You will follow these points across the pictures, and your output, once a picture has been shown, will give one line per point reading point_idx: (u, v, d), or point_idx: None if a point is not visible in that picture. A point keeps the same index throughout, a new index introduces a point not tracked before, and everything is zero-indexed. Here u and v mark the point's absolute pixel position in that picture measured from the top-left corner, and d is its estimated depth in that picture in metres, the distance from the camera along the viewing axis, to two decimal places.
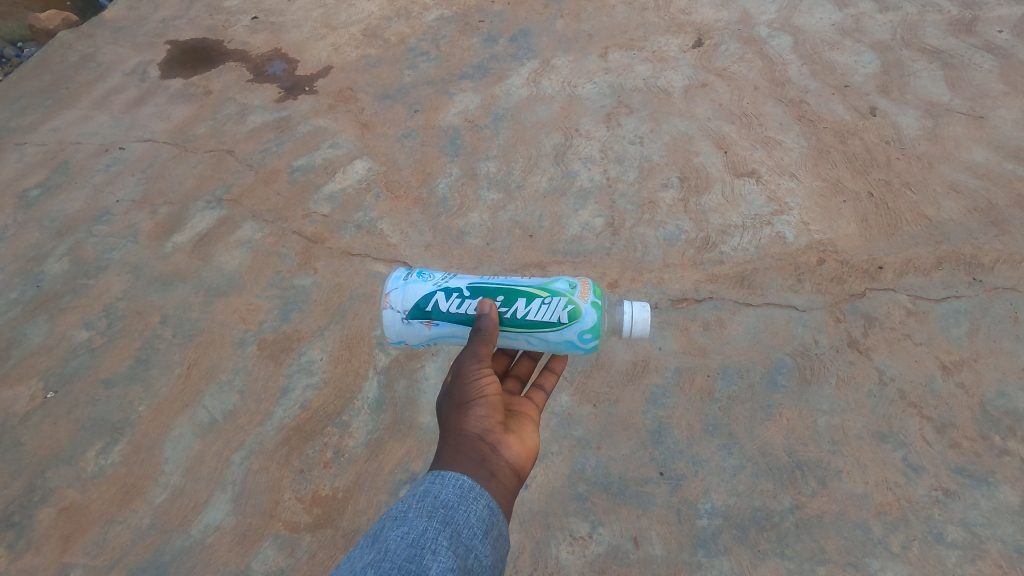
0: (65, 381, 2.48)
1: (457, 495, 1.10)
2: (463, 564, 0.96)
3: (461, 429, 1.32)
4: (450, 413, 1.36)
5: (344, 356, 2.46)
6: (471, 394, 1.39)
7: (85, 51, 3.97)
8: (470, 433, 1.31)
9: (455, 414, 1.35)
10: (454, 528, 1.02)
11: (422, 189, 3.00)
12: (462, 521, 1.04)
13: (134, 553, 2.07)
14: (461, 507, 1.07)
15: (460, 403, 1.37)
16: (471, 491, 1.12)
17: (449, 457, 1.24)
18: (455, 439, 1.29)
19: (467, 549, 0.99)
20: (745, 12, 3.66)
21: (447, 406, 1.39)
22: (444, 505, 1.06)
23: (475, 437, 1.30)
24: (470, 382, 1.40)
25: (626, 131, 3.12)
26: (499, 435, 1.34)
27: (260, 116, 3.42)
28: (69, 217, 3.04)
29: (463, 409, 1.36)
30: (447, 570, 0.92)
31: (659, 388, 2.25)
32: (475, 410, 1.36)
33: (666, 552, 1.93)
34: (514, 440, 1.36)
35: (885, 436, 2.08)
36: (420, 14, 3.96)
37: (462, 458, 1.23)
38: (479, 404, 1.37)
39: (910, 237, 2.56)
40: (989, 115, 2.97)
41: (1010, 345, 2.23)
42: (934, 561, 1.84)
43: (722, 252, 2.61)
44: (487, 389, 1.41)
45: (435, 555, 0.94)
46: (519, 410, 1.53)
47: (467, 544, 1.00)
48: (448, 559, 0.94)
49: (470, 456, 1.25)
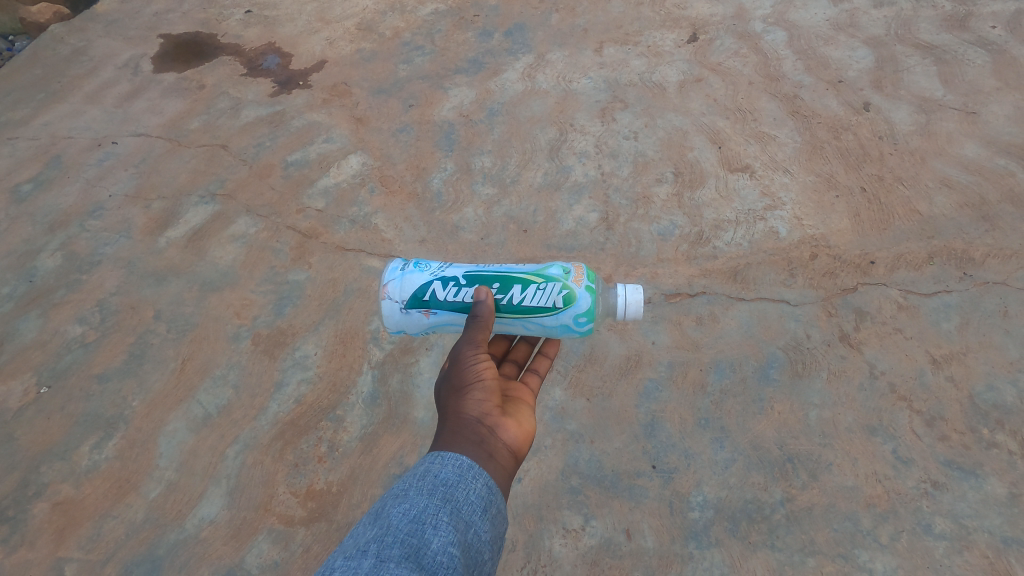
0: (58, 376, 2.48)
1: (457, 473, 1.11)
2: (463, 539, 0.99)
3: (459, 412, 1.32)
4: (448, 397, 1.37)
5: (339, 350, 2.46)
6: (469, 378, 1.39)
7: (77, 45, 3.94)
8: (468, 416, 1.31)
9: (453, 398, 1.36)
10: (454, 504, 1.04)
11: (416, 185, 3.00)
12: (462, 498, 1.06)
13: (128, 547, 2.08)
14: (461, 485, 1.09)
15: (459, 388, 1.37)
16: (471, 471, 1.14)
17: (449, 439, 1.24)
18: (454, 422, 1.29)
19: (466, 525, 1.02)
20: (740, 7, 3.66)
21: (445, 391, 1.39)
22: (444, 483, 1.08)
23: (474, 420, 1.30)
24: (467, 367, 1.41)
25: (620, 126, 3.12)
26: (497, 418, 1.34)
27: (254, 110, 3.41)
28: (61, 212, 3.03)
29: (461, 394, 1.36)
30: (448, 544, 0.95)
31: (652, 383, 2.27)
32: (473, 394, 1.36)
33: (658, 544, 1.95)
34: (512, 422, 1.36)
35: (875, 429, 2.10)
36: (416, 8, 3.95)
37: (461, 439, 1.24)
38: (476, 388, 1.38)
39: (902, 232, 2.58)
40: (982, 110, 2.98)
41: (999, 339, 2.25)
42: (922, 552, 1.86)
43: (715, 247, 2.62)
44: (484, 373, 1.41)
45: (436, 530, 0.97)
46: (516, 394, 1.53)
47: (467, 520, 1.02)
48: (448, 533, 0.97)
49: (469, 437, 1.25)
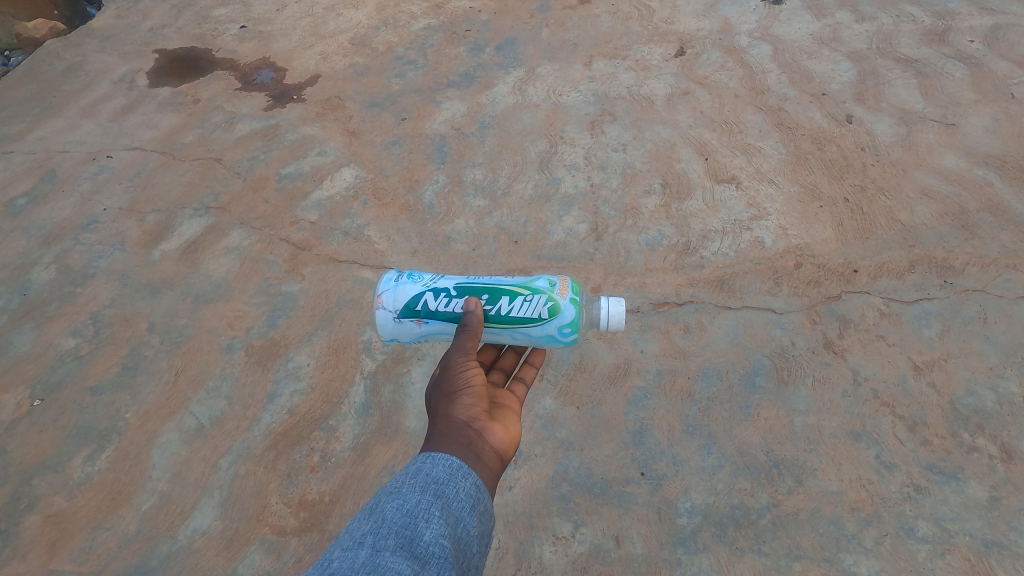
0: (51, 389, 2.49)
1: (447, 473, 1.14)
2: (454, 532, 1.02)
3: (449, 415, 1.35)
4: (438, 401, 1.39)
5: (332, 360, 2.49)
6: (459, 384, 1.41)
7: (73, 59, 3.98)
8: (457, 420, 1.34)
9: (443, 403, 1.38)
10: (446, 500, 1.07)
11: (408, 197, 3.04)
12: (452, 495, 1.09)
13: (120, 559, 2.08)
14: (451, 483, 1.12)
15: (449, 393, 1.40)
16: (460, 470, 1.16)
17: (438, 441, 1.27)
18: (443, 425, 1.32)
19: (456, 520, 1.05)
20: (727, 22, 3.74)
21: (436, 395, 1.41)
22: (435, 481, 1.11)
23: (462, 423, 1.33)
24: (457, 372, 1.43)
25: (609, 139, 3.18)
26: (486, 422, 1.38)
27: (248, 124, 3.46)
28: (55, 225, 3.05)
29: (450, 398, 1.39)
30: (439, 536, 0.99)
31: (641, 391, 2.30)
32: (462, 399, 1.39)
33: (646, 551, 1.97)
34: (498, 427, 1.38)
35: (859, 434, 2.14)
36: (408, 23, 4.02)
37: (451, 441, 1.27)
38: (466, 393, 1.40)
39: (884, 240, 2.64)
40: (961, 122, 3.06)
41: (978, 345, 2.31)
42: (905, 555, 1.89)
43: (702, 256, 2.67)
44: (474, 379, 1.44)
45: (429, 523, 1.00)
46: (504, 399, 1.56)
47: (457, 515, 1.06)
48: (440, 526, 1.00)
49: (458, 440, 1.28)
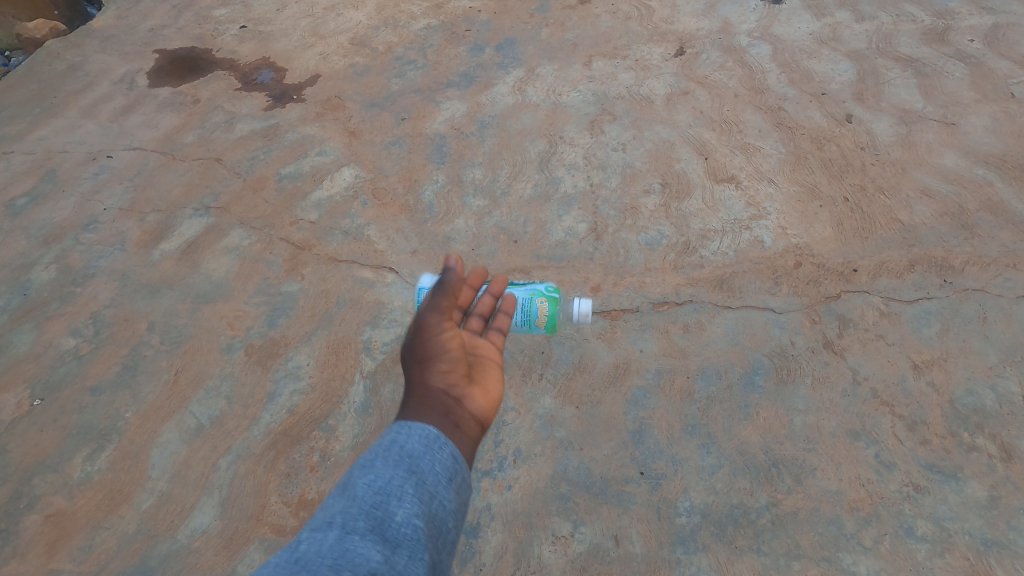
0: (51, 389, 2.49)
1: (422, 445, 1.15)
2: (427, 510, 1.05)
3: (425, 382, 1.34)
4: (413, 367, 1.39)
5: (332, 360, 2.49)
6: (434, 350, 1.40)
7: (73, 60, 3.99)
8: (434, 387, 1.34)
9: (417, 368, 1.37)
10: (419, 476, 1.09)
11: (408, 196, 3.04)
12: (427, 470, 1.11)
13: (120, 558, 2.08)
14: (427, 456, 1.14)
15: (423, 357, 1.39)
16: (437, 441, 1.18)
17: (415, 409, 1.27)
18: (420, 392, 1.32)
19: (431, 496, 1.08)
20: (726, 21, 3.74)
21: (409, 361, 1.40)
22: (409, 455, 1.12)
23: (440, 391, 1.33)
24: (432, 338, 1.42)
25: (608, 139, 3.18)
26: (464, 389, 1.37)
27: (248, 124, 3.46)
28: (56, 225, 3.06)
29: (426, 364, 1.38)
30: (411, 516, 1.02)
31: (640, 391, 2.30)
32: (438, 365, 1.38)
33: (646, 550, 1.97)
34: (477, 392, 1.39)
35: (858, 433, 2.14)
36: (408, 23, 4.02)
37: (428, 409, 1.28)
38: (441, 359, 1.39)
39: (884, 240, 2.64)
40: (961, 121, 3.05)
41: (978, 344, 2.30)
42: (905, 555, 1.89)
43: (701, 256, 2.67)
44: (449, 345, 1.42)
45: (401, 502, 1.03)
46: (483, 359, 1.55)
47: (431, 491, 1.09)
48: (412, 505, 1.04)
49: (435, 407, 1.29)
